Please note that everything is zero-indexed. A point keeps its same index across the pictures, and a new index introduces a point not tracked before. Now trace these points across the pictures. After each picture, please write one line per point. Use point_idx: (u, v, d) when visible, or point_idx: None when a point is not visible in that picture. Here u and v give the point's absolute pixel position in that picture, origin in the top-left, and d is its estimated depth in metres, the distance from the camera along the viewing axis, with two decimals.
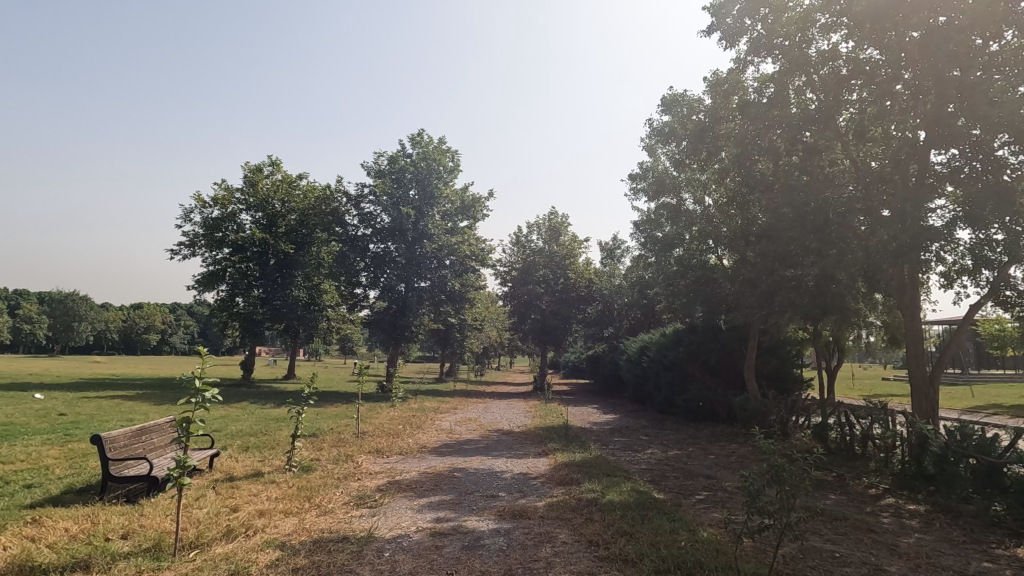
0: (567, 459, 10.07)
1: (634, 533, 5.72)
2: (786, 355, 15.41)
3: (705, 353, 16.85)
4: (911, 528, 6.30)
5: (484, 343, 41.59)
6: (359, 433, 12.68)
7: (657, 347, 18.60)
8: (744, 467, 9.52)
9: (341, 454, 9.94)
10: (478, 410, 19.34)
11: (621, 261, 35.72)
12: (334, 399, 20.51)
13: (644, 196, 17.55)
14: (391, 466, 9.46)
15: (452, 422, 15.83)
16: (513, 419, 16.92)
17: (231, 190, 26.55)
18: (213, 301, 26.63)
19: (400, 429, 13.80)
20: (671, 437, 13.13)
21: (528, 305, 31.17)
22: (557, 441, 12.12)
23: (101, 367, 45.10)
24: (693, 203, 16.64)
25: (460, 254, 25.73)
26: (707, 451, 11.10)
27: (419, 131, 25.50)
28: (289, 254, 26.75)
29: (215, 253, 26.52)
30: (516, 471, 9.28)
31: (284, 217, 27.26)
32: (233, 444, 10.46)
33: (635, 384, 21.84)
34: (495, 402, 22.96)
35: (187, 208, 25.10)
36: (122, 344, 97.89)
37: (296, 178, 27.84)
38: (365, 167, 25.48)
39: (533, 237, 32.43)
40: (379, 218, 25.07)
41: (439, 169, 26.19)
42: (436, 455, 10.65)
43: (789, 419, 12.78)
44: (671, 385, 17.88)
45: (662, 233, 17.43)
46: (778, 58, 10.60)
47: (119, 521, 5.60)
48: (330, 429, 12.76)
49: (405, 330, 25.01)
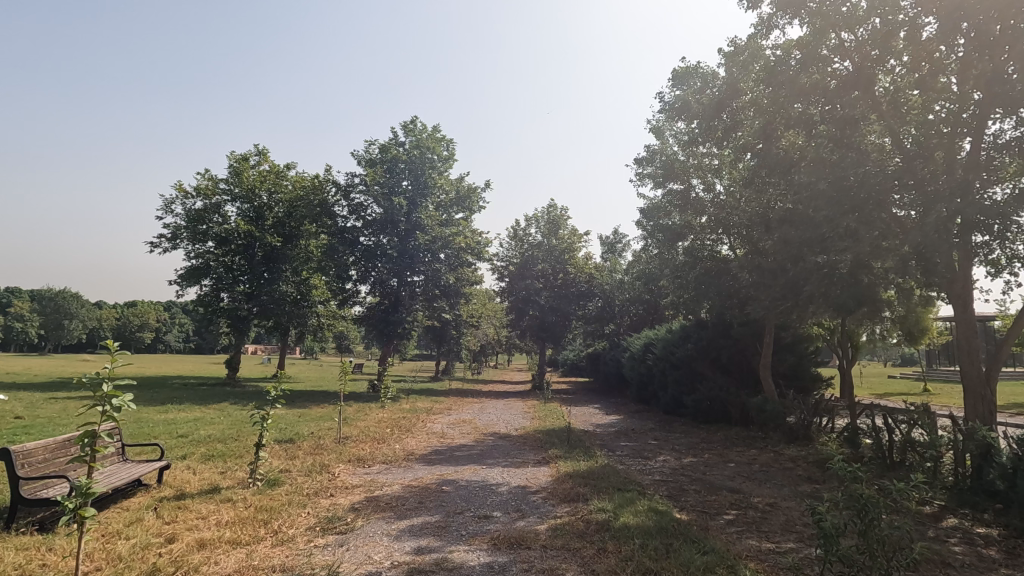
0: (571, 469, 8.97)
1: (659, 573, 4.60)
2: (804, 352, 14.32)
3: (716, 350, 15.77)
4: (993, 561, 5.20)
5: (481, 340, 40.51)
6: (342, 438, 11.54)
7: (664, 343, 17.53)
8: (770, 478, 8.44)
9: (316, 464, 8.81)
10: (473, 411, 18.20)
11: (622, 256, 34.58)
12: (322, 399, 19.41)
13: (651, 181, 16.40)
14: (372, 478, 8.33)
15: (445, 425, 14.70)
16: (510, 421, 15.79)
17: (215, 180, 25.36)
18: (196, 297, 25.44)
19: (387, 433, 12.66)
20: (683, 441, 12.06)
21: (527, 300, 30.08)
22: (558, 446, 11.03)
23: (90, 367, 43.90)
24: (702, 189, 15.54)
25: (455, 247, 24.55)
26: (726, 458, 10.03)
27: (412, 118, 24.29)
28: (276, 248, 25.63)
29: (199, 246, 25.33)
30: (514, 483, 8.16)
31: (271, 209, 26.09)
32: (195, 453, 9.32)
33: (638, 383, 20.76)
34: (491, 402, 21.90)
35: (167, 198, 23.87)
36: (115, 343, 96.29)
37: (284, 168, 26.66)
38: (355, 156, 24.31)
39: (531, 230, 31.30)
40: (369, 209, 23.85)
41: (433, 157, 24.98)
42: (424, 463, 9.53)
43: (811, 421, 11.70)
44: (679, 384, 16.78)
45: (669, 221, 16.32)
46: (806, 20, 9.48)
47: (13, 560, 4.46)
48: (309, 434, 11.62)
49: (397, 326, 23.85)
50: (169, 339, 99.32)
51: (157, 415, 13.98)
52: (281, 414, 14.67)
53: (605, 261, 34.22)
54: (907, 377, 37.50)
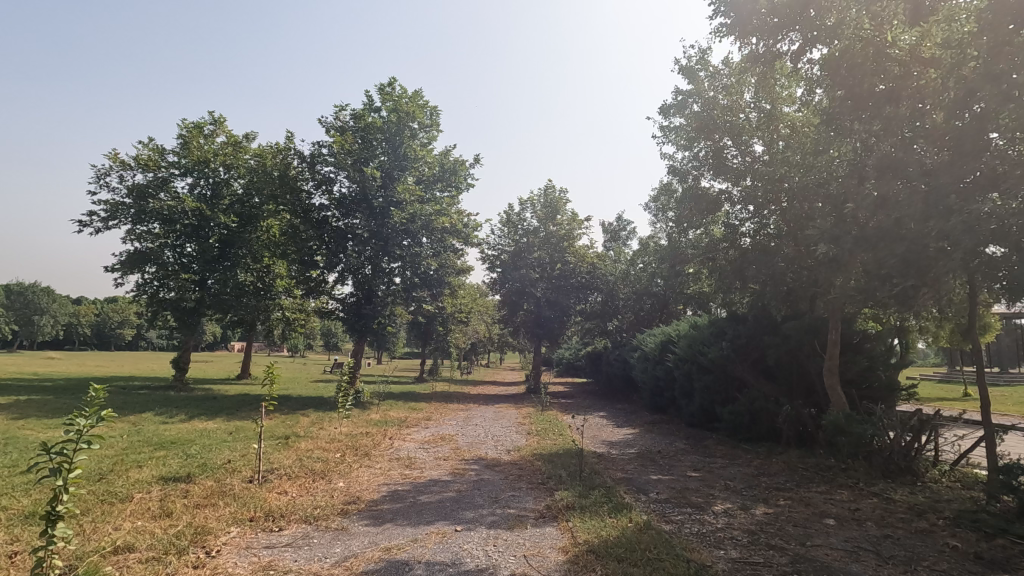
0: (594, 537, 5.72)
1: None
2: (877, 352, 11.19)
3: (758, 350, 12.63)
4: None
5: (470, 336, 37.33)
6: (263, 474, 8.19)
7: (690, 341, 14.42)
8: (918, 559, 5.22)
9: (186, 533, 5.46)
10: (456, 424, 14.93)
11: (626, 244, 31.40)
12: (277, 409, 16.20)
13: (677, 139, 13.35)
14: (269, 561, 5.01)
15: (418, 445, 11.45)
16: (501, 439, 12.55)
17: (160, 151, 21.84)
18: (136, 285, 21.82)
19: (336, 462, 9.38)
20: (737, 476, 8.82)
21: (521, 293, 26.94)
22: (568, 487, 7.74)
23: (49, 366, 39.94)
24: (739, 152, 12.54)
25: (438, 229, 21.16)
26: (817, 510, 6.80)
27: (389, 79, 20.87)
28: (232, 230, 22.35)
29: (140, 227, 21.77)
30: (505, 571, 4.89)
31: (228, 186, 22.74)
32: (5, 510, 5.92)
33: (653, 388, 17.60)
34: (479, 410, 18.71)
35: (99, 169, 20.22)
36: (93, 339, 92.20)
37: (243, 140, 23.20)
38: (322, 122, 20.81)
39: (526, 215, 28.01)
40: (337, 183, 20.40)
41: (412, 125, 21.55)
42: (369, 521, 6.27)
43: (916, 447, 8.47)
44: (711, 392, 13.65)
45: (700, 191, 13.35)
46: None
47: None
48: (219, 469, 8.28)
49: (369, 322, 20.68)
50: (150, 336, 95.62)
51: (34, 436, 10.54)
52: (204, 435, 11.30)
53: (607, 251, 31.13)
54: (929, 379, 34.64)
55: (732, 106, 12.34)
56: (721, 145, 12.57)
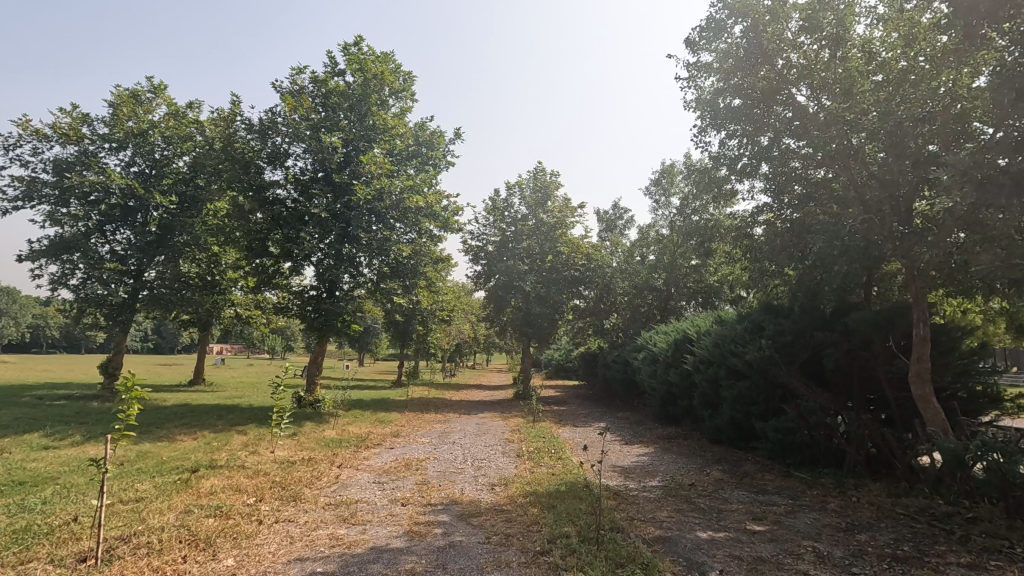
0: None
1: None
2: (974, 352, 8.55)
3: (810, 350, 9.94)
4: None
5: (453, 335, 34.54)
6: (107, 547, 5.25)
7: (716, 340, 11.74)
8: None
9: None
10: (429, 443, 12.05)
11: (623, 234, 28.79)
12: (210, 424, 13.20)
13: (707, 83, 10.61)
14: None
15: (371, 480, 8.51)
16: (486, 467, 9.67)
17: (86, 120, 18.65)
18: (54, 278, 18.47)
19: (242, 516, 6.43)
20: (823, 534, 6.06)
21: (508, 287, 24.08)
22: (584, 567, 4.92)
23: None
24: (785, 99, 9.88)
25: (411, 209, 18.21)
26: None
27: (357, 37, 17.98)
28: (171, 212, 19.25)
29: (60, 209, 18.49)
30: None
31: (169, 163, 19.67)
32: None
33: (664, 394, 14.91)
34: (460, 422, 15.84)
35: (6, 138, 17.00)
36: (62, 342, 88.00)
37: (187, 109, 20.09)
38: (276, 85, 17.83)
39: (513, 201, 25.27)
40: (293, 157, 17.46)
41: (382, 91, 18.72)
42: None
43: None
44: (747, 403, 10.96)
45: (735, 150, 10.70)
46: None
47: None
48: (35, 543, 5.27)
49: (332, 319, 17.74)
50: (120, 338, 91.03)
51: None
52: (79, 471, 8.26)
53: (603, 241, 28.52)
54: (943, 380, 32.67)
55: (782, 29, 9.60)
56: (766, 82, 9.84)
